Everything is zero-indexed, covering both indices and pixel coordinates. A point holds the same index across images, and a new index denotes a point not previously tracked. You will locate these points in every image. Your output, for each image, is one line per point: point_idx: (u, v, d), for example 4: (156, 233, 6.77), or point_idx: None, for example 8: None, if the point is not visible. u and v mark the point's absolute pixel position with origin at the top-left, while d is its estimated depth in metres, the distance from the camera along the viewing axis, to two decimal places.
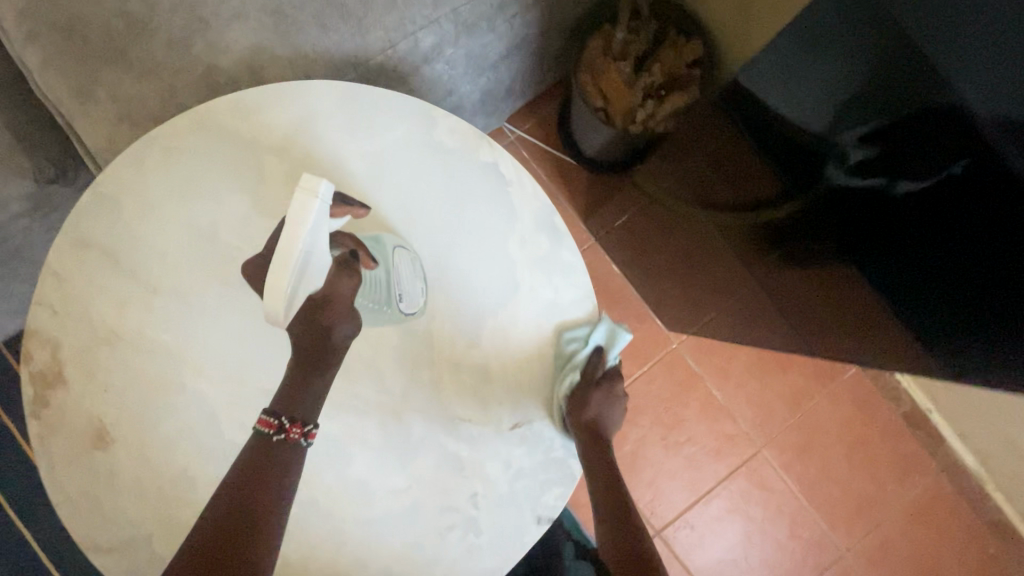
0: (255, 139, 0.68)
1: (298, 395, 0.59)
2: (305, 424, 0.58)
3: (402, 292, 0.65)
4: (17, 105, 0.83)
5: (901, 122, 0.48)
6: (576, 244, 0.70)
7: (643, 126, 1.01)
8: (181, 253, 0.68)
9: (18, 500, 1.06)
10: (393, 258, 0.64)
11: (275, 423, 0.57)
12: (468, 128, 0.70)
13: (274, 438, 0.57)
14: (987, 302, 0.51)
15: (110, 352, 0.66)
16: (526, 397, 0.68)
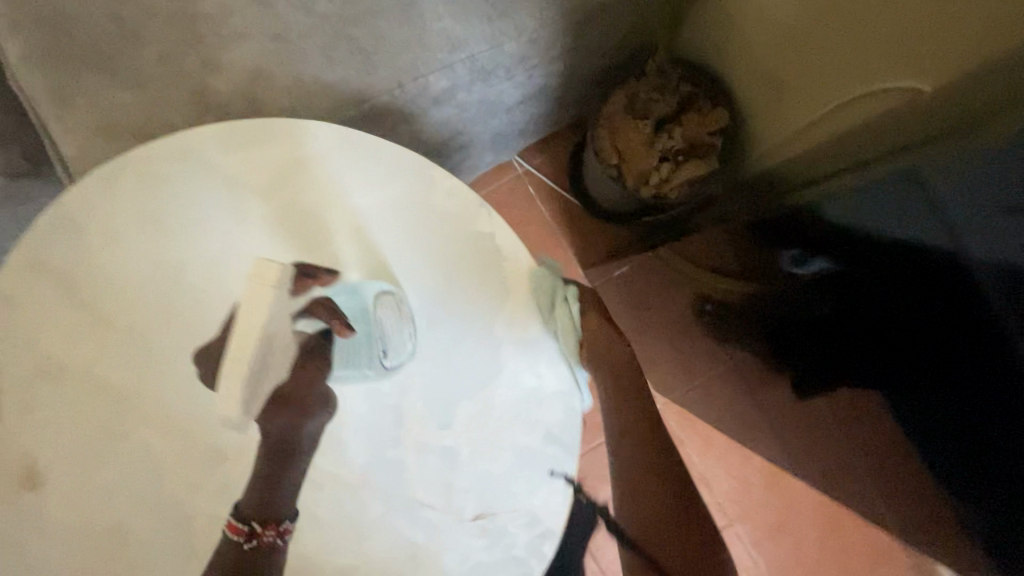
0: (239, 176, 0.64)
1: (268, 497, 0.62)
2: (280, 522, 0.61)
3: (385, 344, 0.63)
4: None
5: (902, 259, 0.46)
6: (567, 330, 0.66)
7: (656, 190, 0.97)
8: (144, 289, 0.63)
9: None
10: (376, 311, 0.63)
11: (244, 531, 0.61)
12: (469, 193, 0.65)
13: (245, 545, 0.61)
14: (954, 464, 0.46)
15: (54, 388, 0.61)
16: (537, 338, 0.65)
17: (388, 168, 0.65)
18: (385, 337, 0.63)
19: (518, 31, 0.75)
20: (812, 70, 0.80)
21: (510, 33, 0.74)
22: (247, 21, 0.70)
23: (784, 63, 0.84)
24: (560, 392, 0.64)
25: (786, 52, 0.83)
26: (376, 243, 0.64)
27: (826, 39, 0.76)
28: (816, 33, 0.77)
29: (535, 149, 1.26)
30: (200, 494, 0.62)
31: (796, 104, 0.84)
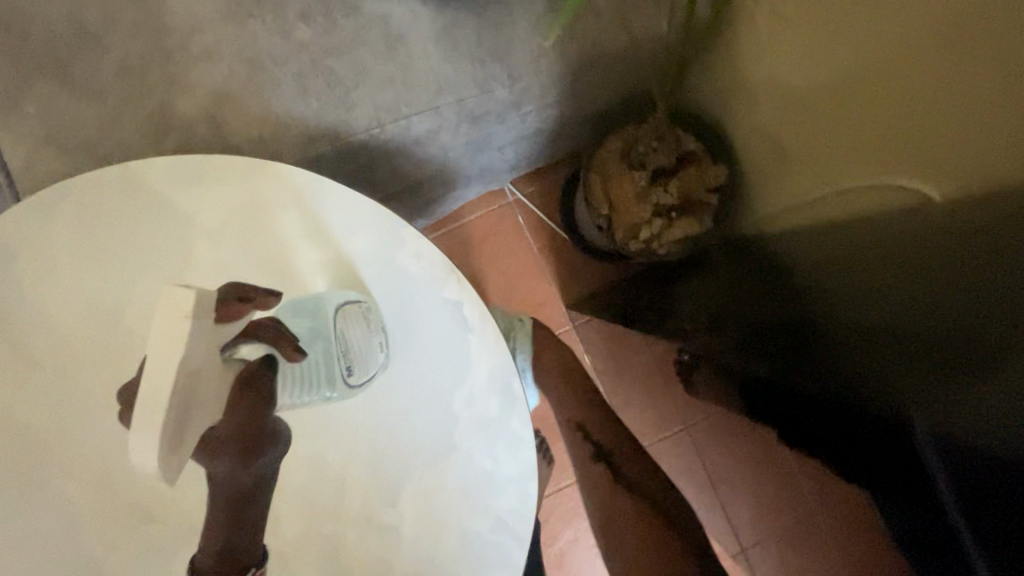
0: (191, 216, 0.59)
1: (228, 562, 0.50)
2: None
3: (350, 362, 0.54)
4: None
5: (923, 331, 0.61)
6: (529, 412, 0.61)
7: (645, 245, 0.93)
8: (75, 328, 0.57)
9: None
10: (337, 325, 0.54)
11: None
12: (439, 257, 0.61)
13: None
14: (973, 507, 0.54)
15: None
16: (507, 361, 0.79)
17: (354, 222, 0.60)
18: (349, 355, 0.54)
19: (512, 77, 0.70)
20: (816, 145, 0.77)
21: (503, 79, 0.69)
22: (219, 40, 0.65)
23: (790, 128, 0.80)
24: (516, 478, 0.60)
25: (791, 120, 0.80)
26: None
27: (835, 119, 0.72)
28: (826, 108, 0.73)
29: (528, 177, 1.21)
30: (116, 556, 0.56)
31: (797, 173, 0.83)
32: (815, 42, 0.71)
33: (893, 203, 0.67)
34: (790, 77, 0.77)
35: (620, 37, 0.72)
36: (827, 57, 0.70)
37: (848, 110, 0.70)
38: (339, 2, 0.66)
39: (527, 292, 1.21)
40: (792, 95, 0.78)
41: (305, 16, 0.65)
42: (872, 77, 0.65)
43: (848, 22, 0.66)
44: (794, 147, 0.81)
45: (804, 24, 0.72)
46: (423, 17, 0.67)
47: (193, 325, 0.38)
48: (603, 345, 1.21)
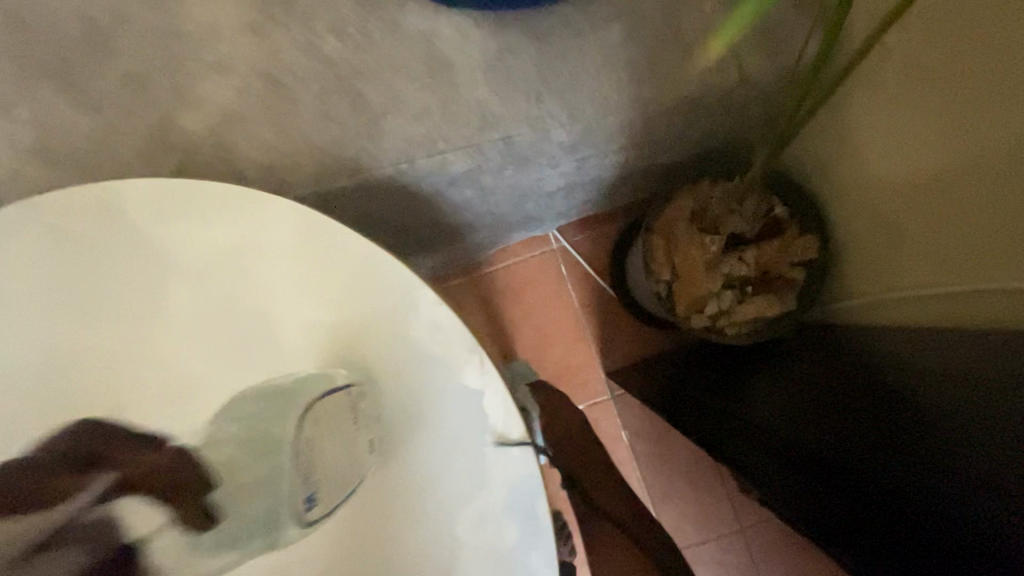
0: (172, 253, 0.48)
1: None
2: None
3: (311, 488, 0.46)
4: None
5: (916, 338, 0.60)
6: (555, 548, 0.46)
7: (711, 321, 0.79)
8: (11, 373, 0.47)
9: None
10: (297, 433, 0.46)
11: None
12: (461, 330, 0.48)
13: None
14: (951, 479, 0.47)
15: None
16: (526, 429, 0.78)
17: (362, 279, 0.48)
18: (309, 479, 0.46)
19: (571, 118, 0.57)
20: (903, 234, 0.66)
21: (562, 118, 0.57)
22: (238, 50, 0.56)
23: (881, 208, 0.68)
24: None
25: (886, 197, 0.67)
26: (327, 375, 0.47)
27: (938, 204, 0.60)
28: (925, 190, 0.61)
29: (577, 225, 1.08)
30: None
31: (878, 257, 0.71)
32: (924, 115, 0.60)
33: (1003, 313, 0.51)
34: (892, 151, 0.65)
35: (731, 68, 0.58)
36: (936, 135, 0.59)
37: (959, 198, 0.57)
38: (377, 17, 0.56)
39: (563, 354, 1.07)
40: (893, 172, 0.65)
41: (337, 30, 0.55)
42: (987, 162, 0.53)
43: (967, 92, 0.55)
44: (891, 228, 0.67)
45: (920, 89, 0.60)
46: (473, 40, 0.56)
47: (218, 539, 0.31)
48: (645, 425, 1.06)
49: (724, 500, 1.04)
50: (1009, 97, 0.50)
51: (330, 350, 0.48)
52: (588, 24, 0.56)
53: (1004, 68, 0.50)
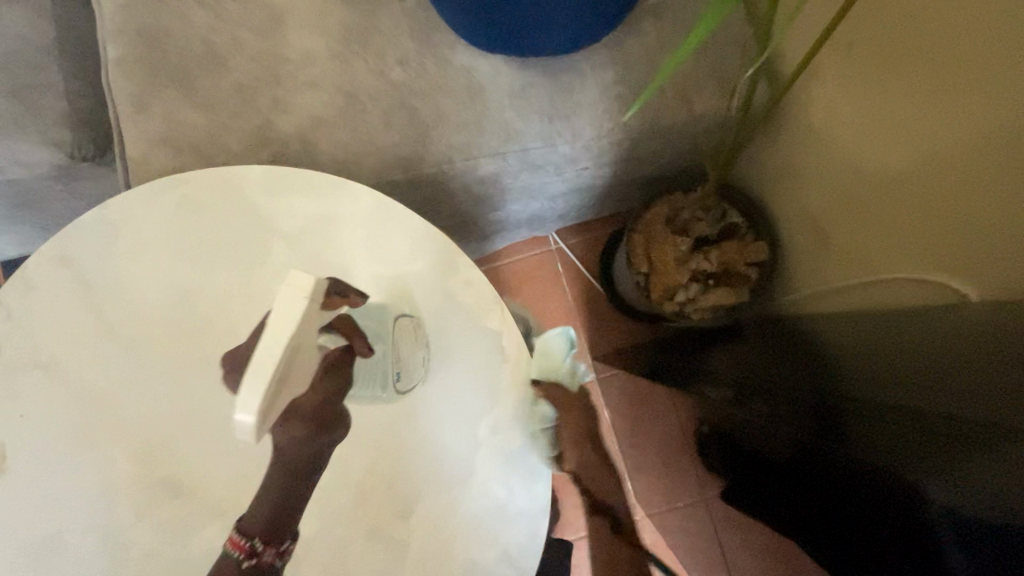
0: (272, 220, 0.65)
1: (274, 516, 0.60)
2: (281, 544, 0.60)
3: (399, 369, 0.62)
4: (85, 94, 0.84)
5: (929, 321, 0.59)
6: (549, 448, 0.63)
7: (678, 307, 0.96)
8: (155, 310, 0.64)
9: None
10: (394, 332, 0.63)
11: (244, 547, 0.58)
12: (487, 287, 0.64)
13: (242, 564, 0.58)
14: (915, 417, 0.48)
15: (293, 300, 0.46)
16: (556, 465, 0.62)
17: (413, 246, 0.65)
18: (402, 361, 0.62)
19: (574, 135, 0.75)
20: (900, 225, 0.69)
21: (566, 136, 0.75)
22: (323, 73, 0.74)
23: (883, 195, 0.71)
24: (528, 513, 0.61)
25: (878, 188, 0.72)
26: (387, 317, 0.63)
27: (936, 195, 0.63)
28: (929, 181, 0.64)
29: (573, 229, 1.26)
30: (145, 525, 0.61)
31: (872, 243, 0.75)
32: (932, 110, 0.62)
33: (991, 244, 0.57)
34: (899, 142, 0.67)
35: (681, 112, 0.77)
36: (908, 134, 0.66)
37: (924, 166, 0.64)
38: (432, 54, 0.74)
39: None
40: (870, 167, 0.72)
41: (401, 62, 0.74)
42: (988, 155, 0.56)
43: (970, 91, 0.57)
44: (864, 207, 0.75)
45: (917, 86, 0.63)
46: (504, 75, 0.74)
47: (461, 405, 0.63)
48: (624, 405, 1.23)
49: (689, 474, 1.19)
50: (1004, 97, 0.53)
51: (389, 295, 0.64)
52: (589, 66, 0.75)
53: (998, 68, 0.53)
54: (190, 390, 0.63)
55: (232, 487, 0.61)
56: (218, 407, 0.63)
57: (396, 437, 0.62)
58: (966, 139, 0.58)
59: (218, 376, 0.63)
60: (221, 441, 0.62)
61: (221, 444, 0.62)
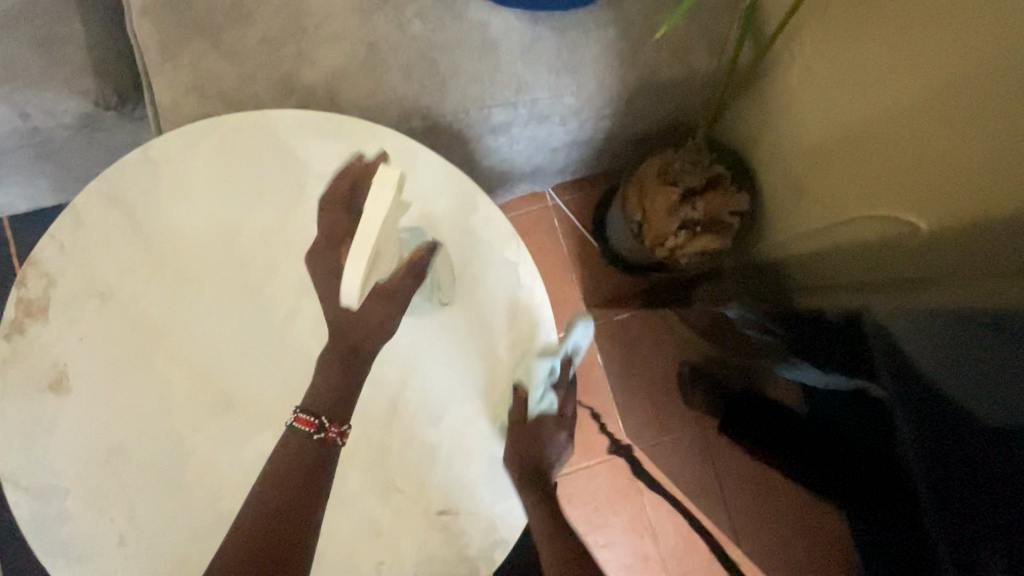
0: (305, 162, 0.71)
1: (334, 399, 0.65)
2: (342, 424, 0.65)
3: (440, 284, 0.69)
4: (108, 43, 0.87)
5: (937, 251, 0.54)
6: (560, 363, 0.71)
7: (668, 253, 1.05)
8: (197, 243, 0.69)
9: None
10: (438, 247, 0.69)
11: (315, 424, 0.64)
12: (503, 222, 0.72)
13: (313, 437, 0.64)
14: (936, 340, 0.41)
15: (383, 192, 0.57)
16: (532, 352, 0.71)
17: (437, 186, 0.71)
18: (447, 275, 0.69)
19: (580, 88, 0.82)
20: (906, 163, 0.71)
21: (572, 88, 0.82)
22: (345, 25, 0.78)
23: (895, 133, 0.72)
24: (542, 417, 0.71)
25: (886, 128, 0.74)
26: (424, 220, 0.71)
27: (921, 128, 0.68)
28: (936, 104, 0.65)
29: (568, 187, 1.34)
30: (202, 435, 0.68)
31: (863, 189, 0.79)
32: (939, 43, 0.64)
33: (983, 170, 0.59)
34: (891, 84, 0.72)
35: (676, 69, 0.85)
36: (914, 69, 0.68)
37: (926, 102, 0.67)
38: (448, 9, 0.79)
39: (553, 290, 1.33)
40: (878, 110, 0.75)
41: (420, 16, 0.79)
42: (978, 82, 0.60)
43: (970, 19, 0.60)
44: (875, 150, 0.76)
45: (921, 20, 0.66)
46: (515, 30, 0.80)
47: (491, 321, 0.71)
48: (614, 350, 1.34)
49: None
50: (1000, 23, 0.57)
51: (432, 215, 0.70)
52: (593, 22, 0.81)
53: None
54: (234, 319, 0.69)
55: (278, 403, 0.69)
56: (262, 332, 0.69)
57: (426, 356, 0.70)
58: (958, 71, 0.62)
59: (263, 303, 0.69)
60: (267, 364, 0.69)
61: (266, 367, 0.69)
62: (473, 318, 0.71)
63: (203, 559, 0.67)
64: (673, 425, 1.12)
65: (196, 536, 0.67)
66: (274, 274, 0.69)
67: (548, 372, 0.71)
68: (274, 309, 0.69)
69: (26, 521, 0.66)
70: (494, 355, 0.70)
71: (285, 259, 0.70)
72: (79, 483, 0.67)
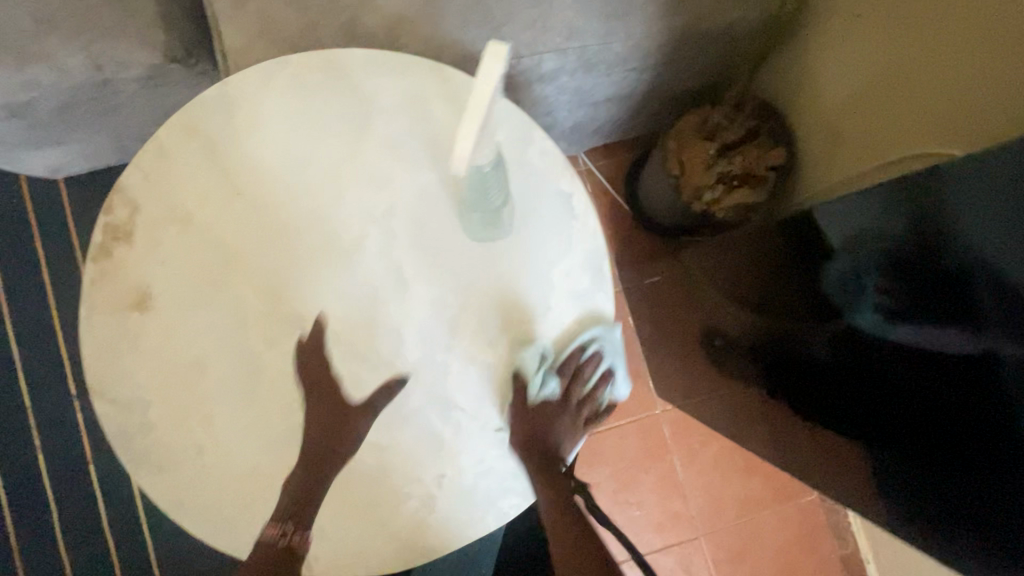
0: (372, 98, 0.75)
1: (303, 502, 0.69)
2: (304, 531, 0.69)
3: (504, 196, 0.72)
4: None
5: None
6: (612, 290, 0.75)
7: (706, 207, 1.08)
8: (270, 172, 0.74)
9: (64, 296, 1.27)
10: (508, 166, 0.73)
11: (280, 532, 0.68)
12: (558, 155, 0.75)
13: (279, 545, 0.68)
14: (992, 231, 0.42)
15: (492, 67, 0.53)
16: (585, 278, 0.74)
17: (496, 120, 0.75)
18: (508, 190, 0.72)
19: (628, 35, 0.85)
20: (918, 109, 0.77)
21: (621, 36, 0.85)
22: None
23: (907, 86, 0.79)
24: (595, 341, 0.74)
25: (897, 82, 0.81)
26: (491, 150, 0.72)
27: (957, 66, 0.71)
28: (946, 54, 0.73)
29: (601, 152, 1.37)
30: (275, 352, 0.72)
31: (876, 139, 0.85)
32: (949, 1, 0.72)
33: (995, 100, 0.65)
34: (904, 43, 0.79)
35: (720, 19, 0.88)
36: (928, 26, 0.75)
37: (939, 52, 0.74)
38: None
39: None
40: (889, 67, 0.83)
41: None
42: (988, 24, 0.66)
43: None
44: (890, 103, 0.82)
45: None
46: None
47: (546, 247, 0.74)
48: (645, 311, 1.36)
49: None
50: None
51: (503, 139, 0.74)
52: None
53: None
54: (305, 245, 0.73)
55: (345, 323, 0.72)
56: (330, 258, 0.73)
57: (483, 283, 0.73)
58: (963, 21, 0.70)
59: (331, 230, 0.73)
60: (335, 287, 0.73)
61: (334, 291, 0.73)
62: (529, 246, 0.74)
63: (275, 469, 0.71)
64: (702, 384, 1.14)
65: (268, 446, 0.71)
66: (342, 202, 0.74)
67: (541, 358, 0.72)
68: (342, 236, 0.73)
69: (112, 430, 0.71)
70: (550, 281, 0.74)
71: (353, 189, 0.74)
72: (160, 395, 0.71)
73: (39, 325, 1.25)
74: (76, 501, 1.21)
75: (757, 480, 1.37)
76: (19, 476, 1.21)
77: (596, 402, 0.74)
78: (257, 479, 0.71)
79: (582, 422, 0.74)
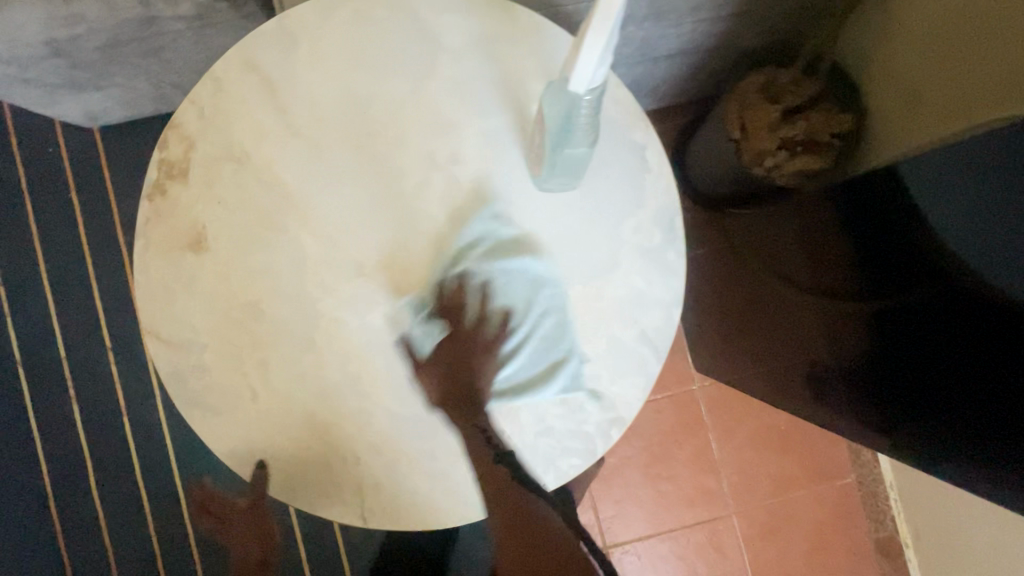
0: (438, 36, 0.71)
1: None
2: None
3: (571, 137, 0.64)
4: None
5: None
6: (683, 248, 0.72)
7: (765, 173, 1.03)
8: (330, 111, 0.70)
9: (99, 246, 1.25)
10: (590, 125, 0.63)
11: None
12: (633, 103, 0.72)
13: None
14: None
15: None
16: (656, 233, 0.71)
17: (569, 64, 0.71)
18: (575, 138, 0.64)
19: None
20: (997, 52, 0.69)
21: None
22: None
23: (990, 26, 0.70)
24: (663, 300, 0.71)
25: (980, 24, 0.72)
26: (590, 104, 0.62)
27: None
28: None
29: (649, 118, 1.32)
30: (331, 298, 0.70)
31: (953, 91, 0.76)
32: None
33: None
34: None
35: None
36: None
37: None
38: None
39: None
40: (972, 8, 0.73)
41: None
42: None
43: None
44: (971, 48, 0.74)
45: None
46: None
47: (618, 198, 0.71)
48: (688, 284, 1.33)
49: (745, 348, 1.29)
50: None
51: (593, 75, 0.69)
52: None
53: None
54: (364, 189, 0.70)
55: (405, 271, 0.70)
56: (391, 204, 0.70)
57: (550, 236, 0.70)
58: None
59: (391, 174, 0.70)
60: (395, 233, 0.70)
61: (394, 237, 0.70)
62: (599, 197, 0.71)
63: (329, 417, 0.69)
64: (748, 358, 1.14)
65: (323, 394, 0.69)
66: (404, 145, 0.70)
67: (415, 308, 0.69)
68: (403, 180, 0.70)
69: (165, 371, 0.70)
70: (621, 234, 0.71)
71: (415, 132, 0.70)
72: (214, 338, 0.70)
73: (75, 273, 1.24)
74: (112, 452, 1.21)
75: (791, 459, 1.35)
76: (56, 424, 1.21)
77: (488, 318, 0.67)
78: (310, 427, 0.69)
79: (484, 340, 0.67)
